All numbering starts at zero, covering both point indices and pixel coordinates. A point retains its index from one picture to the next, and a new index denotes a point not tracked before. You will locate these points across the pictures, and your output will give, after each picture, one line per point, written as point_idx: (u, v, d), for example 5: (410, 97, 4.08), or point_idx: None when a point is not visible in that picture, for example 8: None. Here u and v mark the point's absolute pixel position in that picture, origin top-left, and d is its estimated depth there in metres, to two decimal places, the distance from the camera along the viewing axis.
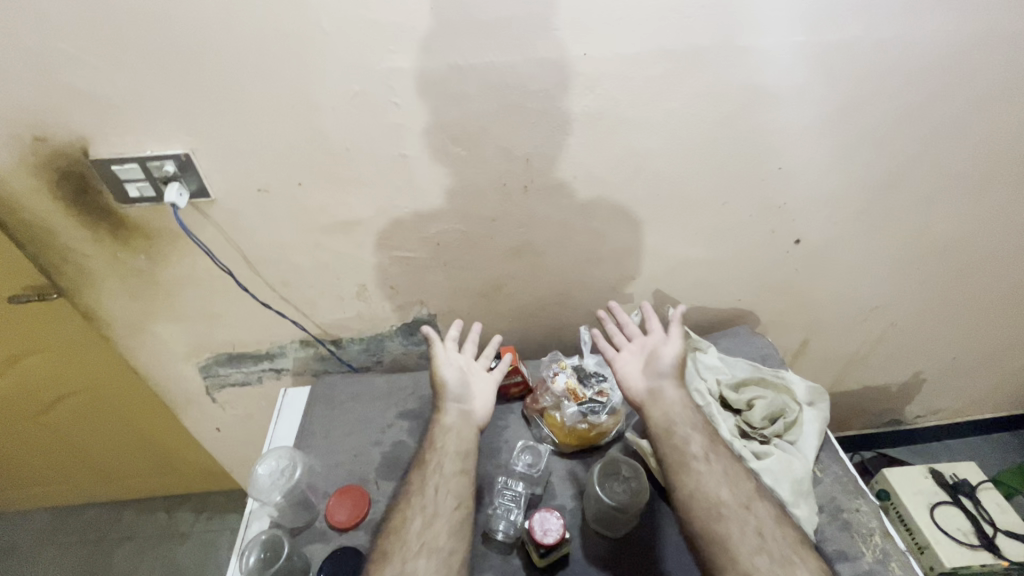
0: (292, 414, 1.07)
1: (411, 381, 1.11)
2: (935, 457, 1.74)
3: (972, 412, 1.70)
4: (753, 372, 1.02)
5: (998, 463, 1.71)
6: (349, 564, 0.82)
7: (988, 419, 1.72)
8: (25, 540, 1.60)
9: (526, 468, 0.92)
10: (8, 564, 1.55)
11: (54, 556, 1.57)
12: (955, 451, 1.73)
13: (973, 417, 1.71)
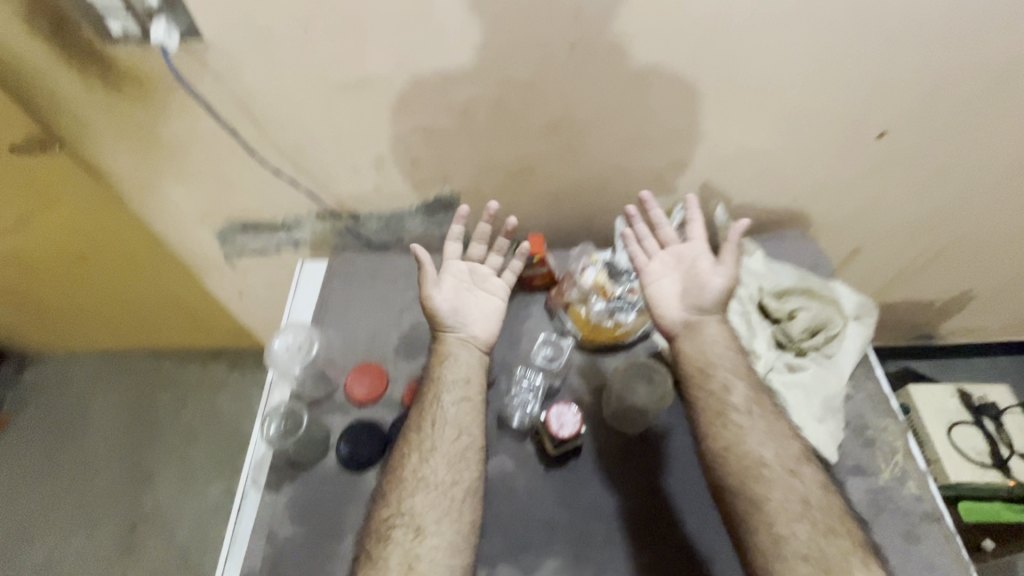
0: (309, 288, 1.05)
1: (431, 263, 1.05)
2: (958, 373, 1.70)
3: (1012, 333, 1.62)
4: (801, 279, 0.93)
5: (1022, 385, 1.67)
6: (368, 436, 0.85)
7: None
8: (78, 379, 1.74)
9: (546, 361, 0.90)
10: (66, 398, 1.70)
11: (107, 394, 1.71)
12: (981, 370, 1.69)
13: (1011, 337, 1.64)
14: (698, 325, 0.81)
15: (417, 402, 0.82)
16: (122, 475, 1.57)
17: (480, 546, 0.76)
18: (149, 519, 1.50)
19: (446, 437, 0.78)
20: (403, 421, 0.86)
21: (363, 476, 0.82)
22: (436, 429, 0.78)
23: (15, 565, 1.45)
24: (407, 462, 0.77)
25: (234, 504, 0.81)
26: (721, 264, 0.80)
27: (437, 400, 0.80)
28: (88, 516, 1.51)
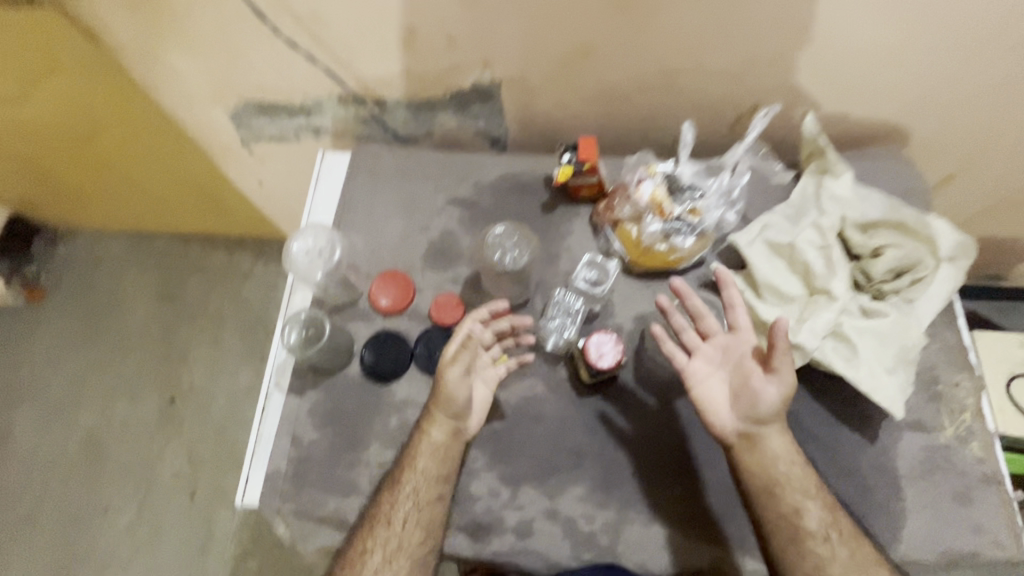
0: (331, 183, 0.96)
1: (465, 163, 0.94)
2: None
3: None
4: (895, 209, 0.78)
5: None
6: (392, 348, 0.81)
7: None
8: (108, 257, 1.74)
9: (588, 285, 0.81)
10: (98, 275, 1.72)
11: (136, 274, 1.71)
12: None
13: None
14: (757, 433, 0.68)
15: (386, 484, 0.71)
16: (158, 353, 1.62)
17: (505, 466, 0.75)
18: (185, 397, 1.56)
19: (412, 536, 0.70)
20: (430, 335, 0.81)
21: (387, 388, 0.79)
22: (408, 520, 0.70)
23: (67, 426, 1.56)
24: (369, 556, 0.69)
25: (258, 404, 0.80)
26: (776, 371, 0.67)
27: (423, 454, 0.71)
28: (129, 388, 1.59)
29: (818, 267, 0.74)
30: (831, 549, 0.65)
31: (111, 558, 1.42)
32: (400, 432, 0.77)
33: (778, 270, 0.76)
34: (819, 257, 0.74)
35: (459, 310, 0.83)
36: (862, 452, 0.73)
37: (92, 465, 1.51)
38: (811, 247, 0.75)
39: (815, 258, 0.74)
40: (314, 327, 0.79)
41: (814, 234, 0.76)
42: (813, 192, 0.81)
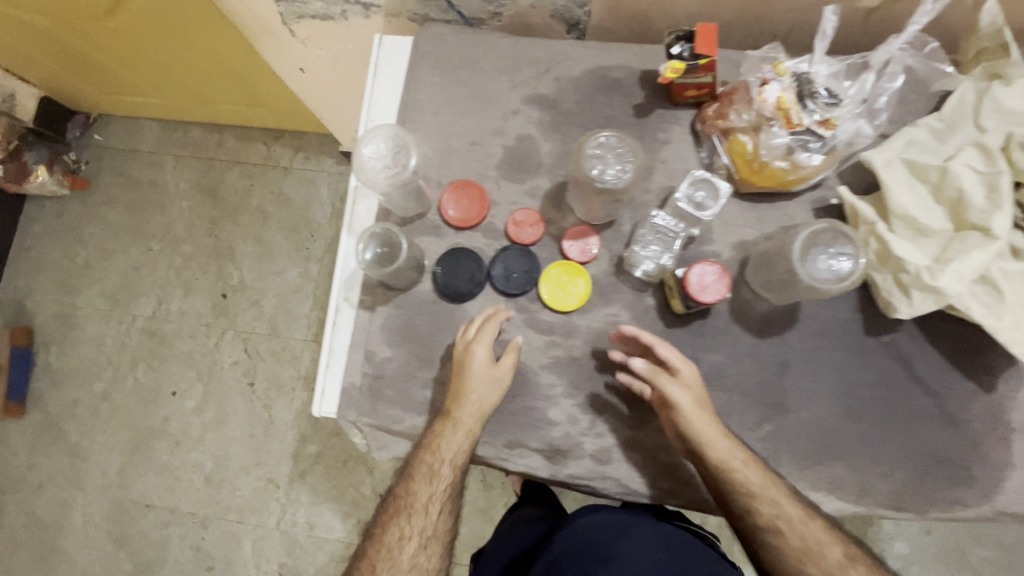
0: (390, 74, 0.84)
1: (544, 54, 0.81)
2: None
3: None
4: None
5: None
6: (467, 267, 0.75)
7: None
8: (143, 146, 1.67)
9: (694, 207, 0.70)
10: (137, 165, 1.67)
11: (176, 165, 1.66)
12: None
13: None
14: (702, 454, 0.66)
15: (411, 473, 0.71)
16: (205, 248, 1.61)
17: (584, 394, 0.72)
18: (236, 292, 1.58)
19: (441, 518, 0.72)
20: (508, 254, 0.75)
21: (460, 308, 0.75)
22: (436, 508, 0.71)
23: (126, 315, 1.61)
24: (397, 532, 0.70)
25: (328, 318, 0.77)
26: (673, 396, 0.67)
27: (444, 447, 0.69)
28: (180, 281, 1.61)
29: (972, 198, 0.63)
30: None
31: (183, 435, 1.53)
32: None
33: (918, 201, 0.65)
34: (974, 186, 0.63)
35: (539, 228, 0.75)
36: (974, 400, 0.68)
37: (154, 351, 1.58)
38: (966, 173, 0.63)
39: (968, 188, 0.63)
40: (392, 245, 0.72)
41: (970, 158, 0.64)
42: (973, 103, 0.67)
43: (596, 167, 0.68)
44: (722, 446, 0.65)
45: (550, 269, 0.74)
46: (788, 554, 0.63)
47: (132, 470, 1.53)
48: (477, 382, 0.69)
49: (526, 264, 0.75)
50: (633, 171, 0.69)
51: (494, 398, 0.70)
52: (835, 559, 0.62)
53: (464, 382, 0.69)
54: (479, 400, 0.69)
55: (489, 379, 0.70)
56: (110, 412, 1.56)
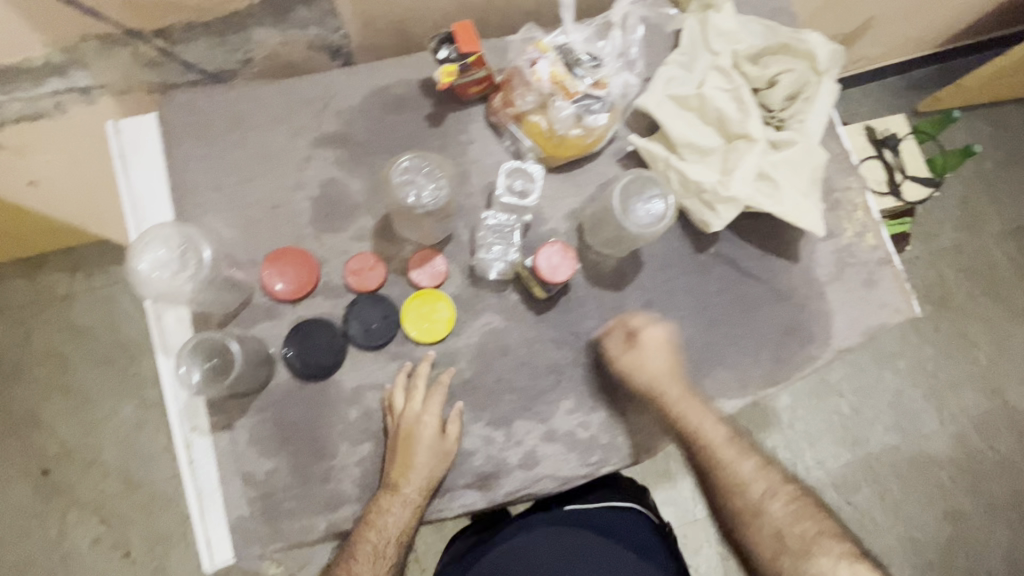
0: (140, 159, 0.71)
1: (315, 88, 0.75)
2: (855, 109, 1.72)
3: (903, 53, 1.65)
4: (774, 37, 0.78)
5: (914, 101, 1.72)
6: (320, 338, 0.68)
7: (915, 60, 1.69)
8: None
9: (518, 194, 0.71)
10: None
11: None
12: (876, 99, 1.71)
13: (902, 58, 1.67)
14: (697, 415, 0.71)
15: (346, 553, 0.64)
16: None
17: (489, 411, 0.70)
18: None
19: None
20: (359, 307, 0.69)
21: (331, 381, 0.68)
22: None
23: None
24: None
25: (181, 459, 0.65)
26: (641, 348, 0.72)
27: (387, 518, 0.64)
28: None
29: (728, 113, 0.73)
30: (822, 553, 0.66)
31: None
32: (366, 422, 0.68)
33: (693, 128, 0.74)
34: (725, 104, 0.73)
35: (379, 268, 0.71)
36: (792, 272, 0.80)
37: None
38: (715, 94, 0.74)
39: (722, 105, 0.73)
40: (221, 354, 0.63)
41: (715, 82, 0.75)
42: (697, 33, 0.77)
43: (409, 193, 0.66)
44: (679, 400, 0.72)
45: (408, 304, 0.70)
46: (753, 517, 0.69)
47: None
48: (424, 450, 0.65)
49: (382, 311, 0.70)
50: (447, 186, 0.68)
51: (439, 465, 0.67)
52: (758, 492, 0.69)
53: (410, 453, 0.65)
54: (425, 469, 0.66)
55: (438, 448, 0.66)
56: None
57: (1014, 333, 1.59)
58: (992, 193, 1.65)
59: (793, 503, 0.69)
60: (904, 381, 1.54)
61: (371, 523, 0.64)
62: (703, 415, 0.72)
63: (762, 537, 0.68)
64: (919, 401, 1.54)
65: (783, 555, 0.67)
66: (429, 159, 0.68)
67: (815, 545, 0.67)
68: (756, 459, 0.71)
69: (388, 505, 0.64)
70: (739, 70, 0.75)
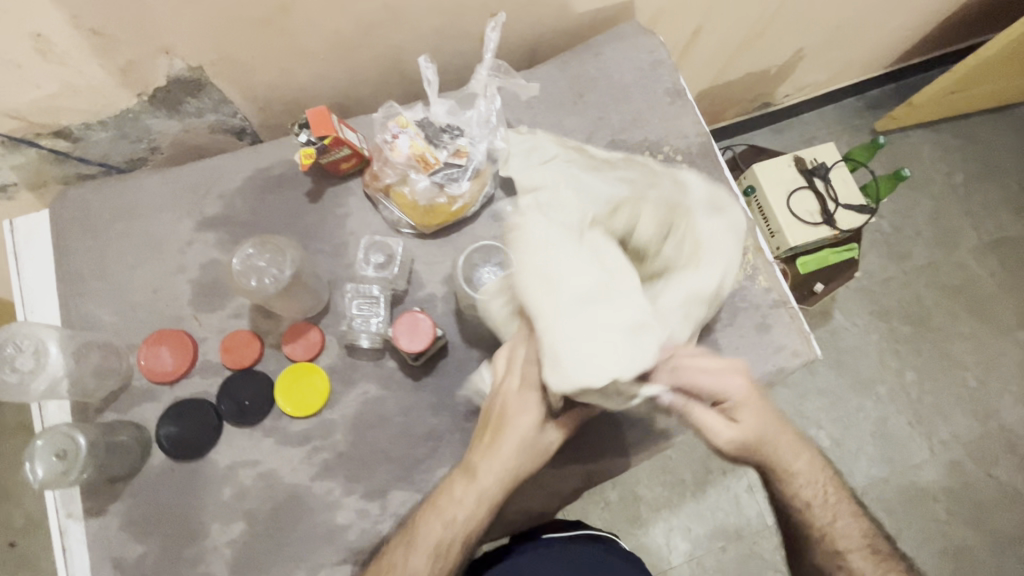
0: (31, 253, 0.75)
1: (199, 174, 0.79)
2: (812, 137, 1.70)
3: (851, 78, 1.64)
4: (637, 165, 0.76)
5: (870, 121, 1.70)
6: (194, 419, 0.70)
7: (865, 82, 1.67)
8: None
9: (379, 270, 0.76)
10: None
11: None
12: (829, 124, 1.70)
13: (852, 83, 1.66)
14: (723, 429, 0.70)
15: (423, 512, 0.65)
16: None
17: (364, 482, 0.70)
18: None
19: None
20: (233, 385, 0.71)
21: (204, 460, 0.69)
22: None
23: None
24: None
25: (55, 545, 0.67)
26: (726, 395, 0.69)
27: (459, 498, 0.65)
28: None
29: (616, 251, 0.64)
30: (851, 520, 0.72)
31: None
32: (238, 501, 0.68)
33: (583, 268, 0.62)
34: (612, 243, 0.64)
35: (254, 344, 0.73)
36: None
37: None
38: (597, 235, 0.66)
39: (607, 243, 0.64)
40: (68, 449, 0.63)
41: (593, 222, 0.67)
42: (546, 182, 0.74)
43: (252, 280, 0.70)
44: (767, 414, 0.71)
45: (282, 379, 0.72)
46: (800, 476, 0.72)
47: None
48: (518, 441, 0.65)
49: (256, 387, 0.71)
50: (290, 267, 0.70)
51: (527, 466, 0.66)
52: (821, 474, 0.73)
53: (500, 441, 0.65)
54: (510, 467, 0.65)
55: (528, 445, 0.66)
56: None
57: (999, 351, 1.51)
58: (964, 207, 1.60)
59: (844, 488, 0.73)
60: (887, 409, 1.47)
61: (455, 488, 0.65)
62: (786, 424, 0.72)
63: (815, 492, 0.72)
64: (906, 429, 1.46)
65: (825, 518, 0.72)
66: (267, 245, 0.72)
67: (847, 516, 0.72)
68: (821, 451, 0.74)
69: (463, 492, 0.65)
70: (610, 206, 0.70)
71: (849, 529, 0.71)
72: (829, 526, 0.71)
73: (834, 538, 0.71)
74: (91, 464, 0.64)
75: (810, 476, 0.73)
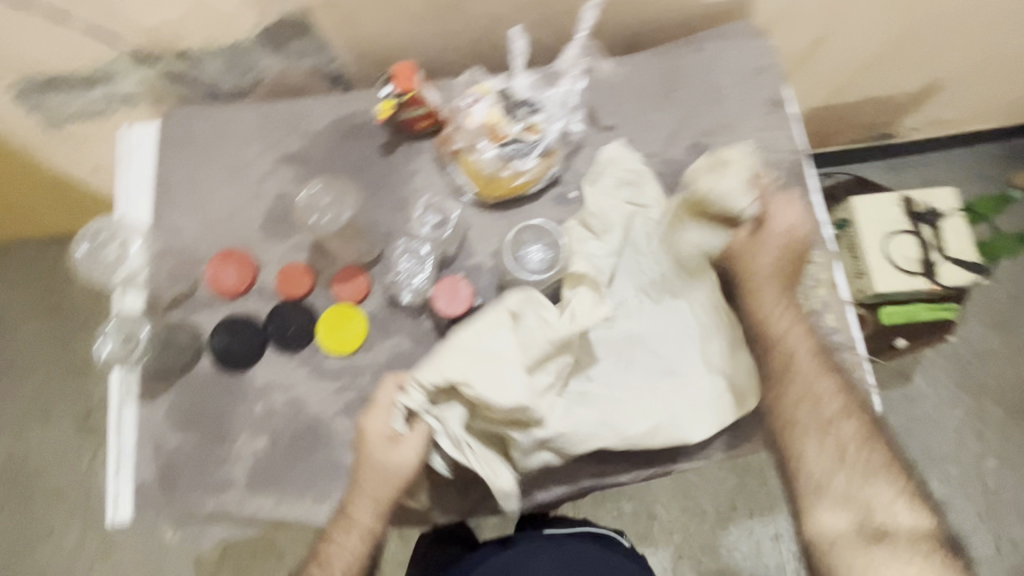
0: (136, 158, 0.84)
1: (288, 111, 0.84)
2: (929, 180, 1.53)
3: (994, 122, 1.44)
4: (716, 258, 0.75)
5: (1007, 173, 1.50)
6: (241, 335, 0.75)
7: (1010, 129, 1.47)
8: None
9: (433, 230, 0.78)
10: None
11: (41, 285, 1.69)
12: (954, 169, 1.52)
13: (995, 127, 1.46)
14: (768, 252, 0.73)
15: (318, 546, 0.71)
16: (67, 366, 1.64)
17: None
18: (101, 408, 1.60)
19: None
20: (281, 312, 0.76)
21: (244, 374, 0.75)
22: None
23: None
24: None
25: (111, 420, 0.75)
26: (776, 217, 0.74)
27: (343, 531, 0.69)
28: (43, 408, 1.62)
29: (525, 347, 0.65)
30: (873, 484, 0.70)
31: None
32: (266, 418, 0.73)
33: (485, 343, 0.65)
34: (530, 338, 0.65)
35: (307, 279, 0.77)
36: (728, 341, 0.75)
37: (67, 460, 1.59)
38: (528, 316, 0.67)
39: (531, 339, 0.66)
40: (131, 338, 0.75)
41: (534, 297, 0.69)
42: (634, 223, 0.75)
43: (313, 217, 0.78)
44: (772, 300, 0.73)
45: (325, 316, 0.75)
46: (805, 407, 0.72)
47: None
48: (375, 470, 0.68)
49: (301, 318, 0.76)
50: (348, 211, 0.78)
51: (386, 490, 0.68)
52: (830, 410, 0.71)
53: (362, 474, 0.69)
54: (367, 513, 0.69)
55: (386, 472, 0.68)
56: (31, 538, 1.55)
57: None
58: None
59: (861, 432, 0.71)
60: (953, 493, 1.31)
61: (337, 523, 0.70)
62: (795, 322, 0.73)
63: (825, 451, 0.71)
64: (971, 520, 1.30)
65: (835, 474, 0.70)
66: (332, 188, 0.79)
67: (872, 474, 0.70)
68: (838, 377, 0.72)
69: (342, 532, 0.69)
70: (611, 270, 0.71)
71: (866, 489, 0.70)
72: (843, 480, 0.70)
73: (845, 502, 0.69)
74: (149, 351, 0.73)
75: (818, 425, 0.71)
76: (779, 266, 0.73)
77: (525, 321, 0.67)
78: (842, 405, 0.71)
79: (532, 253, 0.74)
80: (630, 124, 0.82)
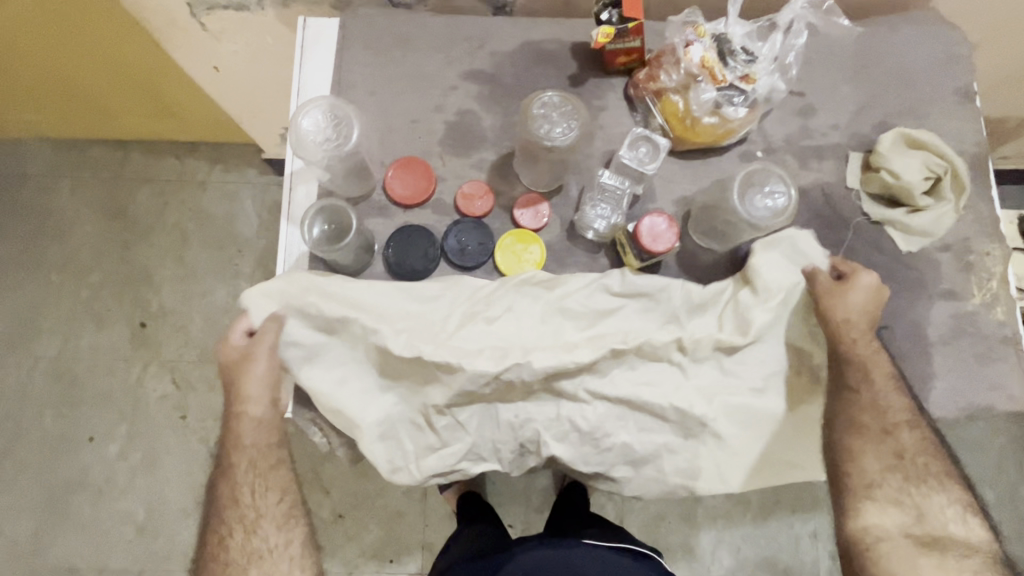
0: (313, 53, 0.80)
1: (477, 28, 0.80)
2: None
3: None
4: (871, 222, 0.77)
5: None
6: (418, 246, 0.73)
7: None
8: (37, 167, 1.62)
9: (638, 161, 0.72)
10: (42, 196, 1.61)
11: (104, 189, 1.61)
12: None
13: None
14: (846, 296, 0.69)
15: (230, 467, 0.72)
16: (119, 274, 1.58)
17: None
18: (157, 318, 1.55)
19: (271, 502, 0.72)
20: (461, 229, 0.74)
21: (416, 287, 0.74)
22: (258, 494, 0.72)
23: (35, 352, 1.55)
24: (232, 506, 0.72)
25: None
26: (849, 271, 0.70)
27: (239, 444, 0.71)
28: (93, 314, 1.56)
29: (483, 320, 0.68)
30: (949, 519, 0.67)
31: (105, 483, 1.48)
32: None
33: (413, 318, 0.69)
34: (498, 310, 0.69)
35: (488, 199, 0.75)
36: (897, 320, 0.75)
37: (117, 369, 1.53)
38: (506, 306, 0.69)
39: (476, 308, 0.69)
40: (342, 220, 0.70)
41: (528, 286, 0.70)
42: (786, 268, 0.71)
43: (543, 126, 0.70)
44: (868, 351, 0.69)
45: (505, 240, 0.74)
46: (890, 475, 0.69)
47: (109, 490, 1.47)
48: (242, 372, 0.70)
49: (480, 237, 0.74)
50: (578, 130, 0.71)
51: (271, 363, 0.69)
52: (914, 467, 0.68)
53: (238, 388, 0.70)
54: (259, 397, 0.70)
55: (242, 371, 0.70)
56: (71, 443, 1.50)
57: None
58: None
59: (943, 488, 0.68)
60: None
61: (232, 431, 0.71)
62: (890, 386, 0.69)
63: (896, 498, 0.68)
64: None
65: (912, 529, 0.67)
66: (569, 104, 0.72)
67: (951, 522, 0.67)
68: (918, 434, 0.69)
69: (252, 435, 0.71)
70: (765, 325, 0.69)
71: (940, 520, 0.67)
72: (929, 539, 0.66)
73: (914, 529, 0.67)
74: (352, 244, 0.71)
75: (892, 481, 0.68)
76: (860, 318, 0.69)
77: (490, 304, 0.69)
78: (927, 459, 0.69)
79: (771, 190, 0.68)
80: (819, 94, 0.81)
